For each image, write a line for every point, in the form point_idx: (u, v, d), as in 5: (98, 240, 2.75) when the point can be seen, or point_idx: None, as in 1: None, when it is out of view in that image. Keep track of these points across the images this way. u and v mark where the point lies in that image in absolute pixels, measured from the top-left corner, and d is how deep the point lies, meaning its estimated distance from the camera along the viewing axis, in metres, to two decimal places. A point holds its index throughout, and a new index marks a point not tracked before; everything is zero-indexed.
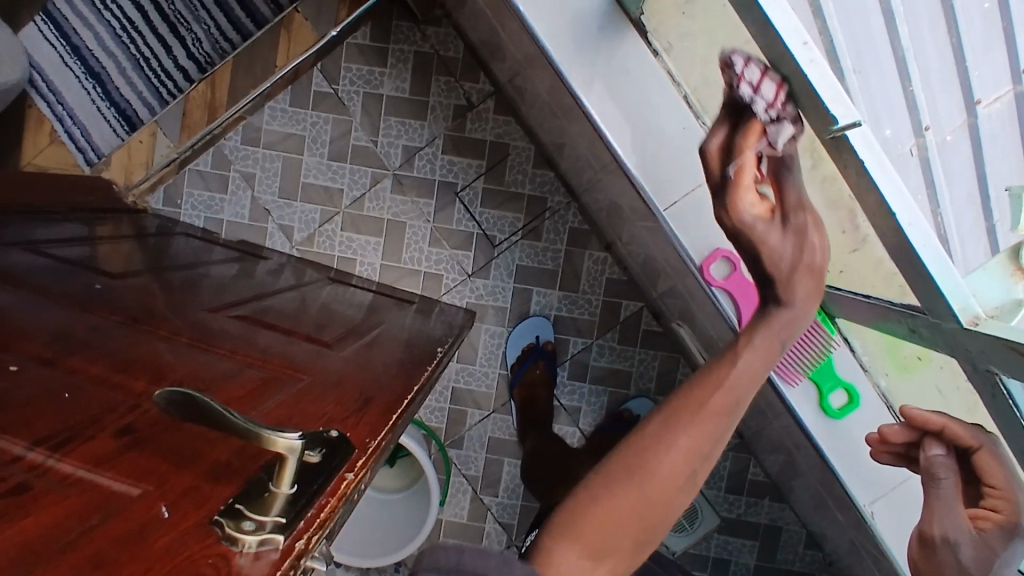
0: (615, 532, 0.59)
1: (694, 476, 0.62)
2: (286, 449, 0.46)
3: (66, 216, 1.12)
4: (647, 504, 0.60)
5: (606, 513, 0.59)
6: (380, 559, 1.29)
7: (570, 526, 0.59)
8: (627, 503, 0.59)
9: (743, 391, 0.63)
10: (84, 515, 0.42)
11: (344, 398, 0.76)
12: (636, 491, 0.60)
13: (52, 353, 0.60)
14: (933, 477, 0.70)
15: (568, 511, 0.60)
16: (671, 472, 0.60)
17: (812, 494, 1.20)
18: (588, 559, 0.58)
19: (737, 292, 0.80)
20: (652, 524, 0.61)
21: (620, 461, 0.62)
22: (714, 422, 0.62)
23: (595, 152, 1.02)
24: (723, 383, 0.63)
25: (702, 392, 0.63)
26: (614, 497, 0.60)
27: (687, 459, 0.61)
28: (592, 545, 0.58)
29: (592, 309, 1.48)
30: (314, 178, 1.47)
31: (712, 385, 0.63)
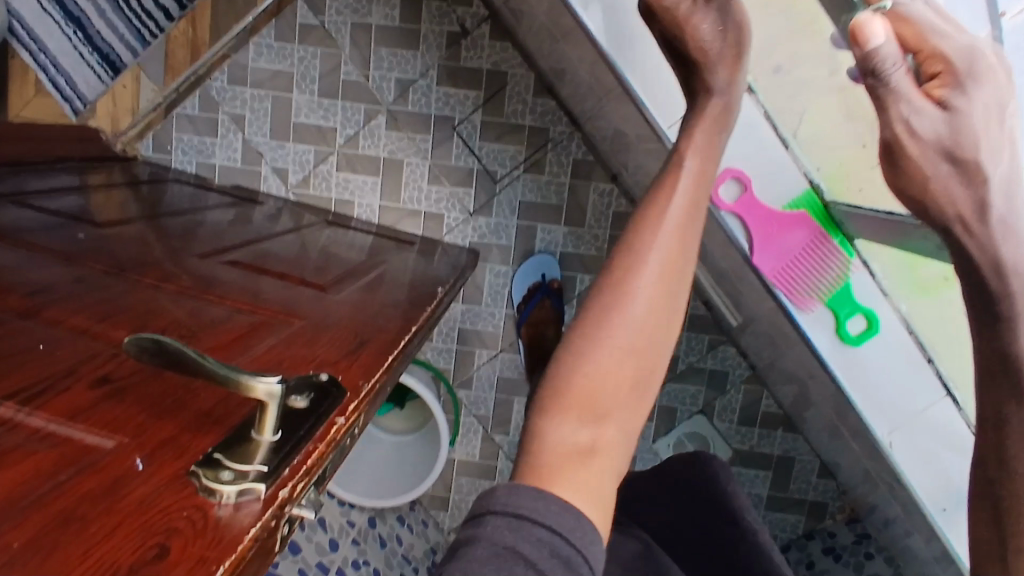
0: (604, 397, 0.62)
1: (665, 304, 0.67)
2: (266, 396, 0.43)
3: (53, 165, 1.08)
4: (630, 359, 0.64)
5: (588, 384, 0.62)
6: (394, 500, 1.30)
7: (551, 404, 0.62)
8: (604, 365, 0.63)
9: (684, 241, 0.68)
10: (54, 471, 0.39)
11: (339, 341, 0.73)
12: (615, 346, 0.64)
13: (28, 305, 0.57)
14: (877, 90, 0.59)
15: (551, 396, 0.62)
16: (641, 331, 0.65)
17: (826, 424, 1.19)
18: (586, 422, 0.61)
19: (745, 213, 0.74)
20: (644, 372, 0.65)
21: (588, 327, 0.65)
22: (659, 269, 0.66)
23: (597, 73, 0.95)
24: (656, 236, 0.67)
25: (631, 252, 0.67)
26: (585, 365, 0.63)
27: (649, 315, 0.65)
28: (585, 412, 0.61)
29: (598, 244, 1.44)
30: (305, 117, 1.41)
31: (653, 239, 0.67)
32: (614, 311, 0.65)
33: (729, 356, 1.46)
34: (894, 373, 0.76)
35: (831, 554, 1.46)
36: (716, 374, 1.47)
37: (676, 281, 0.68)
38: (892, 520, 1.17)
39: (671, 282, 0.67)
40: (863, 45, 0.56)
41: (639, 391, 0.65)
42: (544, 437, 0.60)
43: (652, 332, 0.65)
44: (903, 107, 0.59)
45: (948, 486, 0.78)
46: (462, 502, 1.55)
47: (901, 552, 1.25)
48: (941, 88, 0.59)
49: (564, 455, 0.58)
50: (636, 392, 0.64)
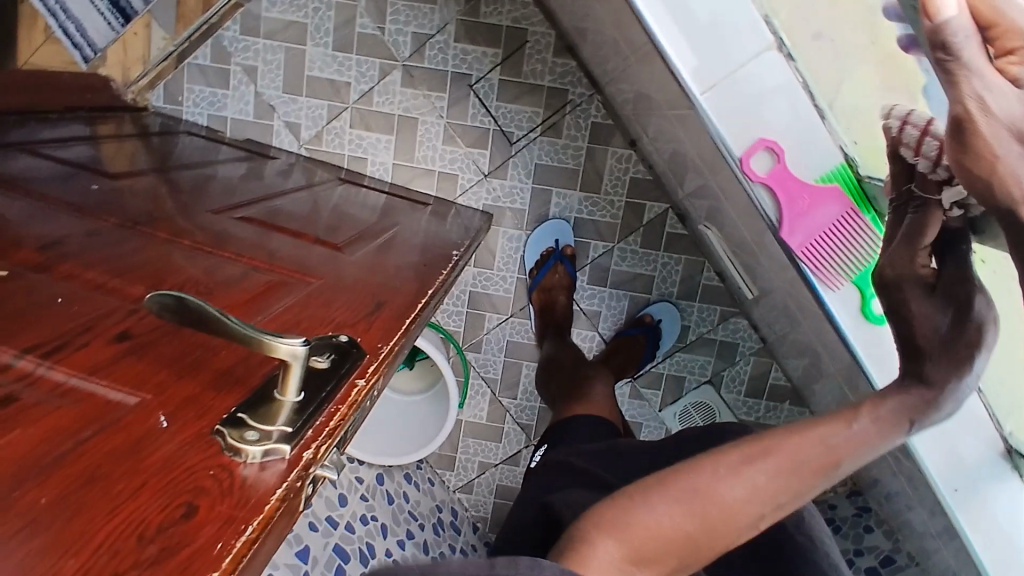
0: (666, 546, 0.59)
1: (754, 519, 0.63)
2: (289, 356, 0.43)
3: (65, 114, 1.06)
4: (702, 522, 0.60)
5: (666, 526, 0.60)
6: (403, 457, 1.32)
7: (612, 524, 0.59)
8: (687, 520, 0.60)
9: (846, 456, 0.65)
10: (78, 427, 0.39)
11: (356, 303, 0.72)
12: (705, 505, 0.61)
13: (45, 258, 0.56)
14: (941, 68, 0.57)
15: (611, 515, 0.60)
16: (737, 512, 0.62)
17: (834, 398, 1.19)
18: (629, 561, 0.58)
19: (778, 186, 0.72)
20: (700, 546, 0.61)
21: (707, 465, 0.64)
22: (808, 470, 0.64)
23: (624, 31, 0.92)
24: (822, 435, 0.65)
25: (789, 441, 0.65)
26: (660, 511, 0.60)
27: (750, 495, 0.62)
28: (636, 554, 0.58)
29: (614, 211, 1.42)
30: (319, 71, 1.37)
31: (816, 435, 0.65)
32: (728, 469, 0.63)
33: (739, 327, 1.46)
34: None
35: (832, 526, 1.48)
36: (726, 344, 1.48)
37: (803, 490, 0.64)
38: (895, 493, 1.18)
39: (792, 489, 0.63)
40: (927, 14, 0.55)
41: (685, 557, 0.61)
42: (590, 552, 0.57)
43: (743, 507, 0.62)
44: (975, 83, 0.49)
45: (961, 469, 0.79)
46: (468, 462, 1.57)
47: (901, 525, 1.26)
48: (1017, 64, 0.49)
49: (607, 573, 0.56)
50: (687, 555, 0.61)
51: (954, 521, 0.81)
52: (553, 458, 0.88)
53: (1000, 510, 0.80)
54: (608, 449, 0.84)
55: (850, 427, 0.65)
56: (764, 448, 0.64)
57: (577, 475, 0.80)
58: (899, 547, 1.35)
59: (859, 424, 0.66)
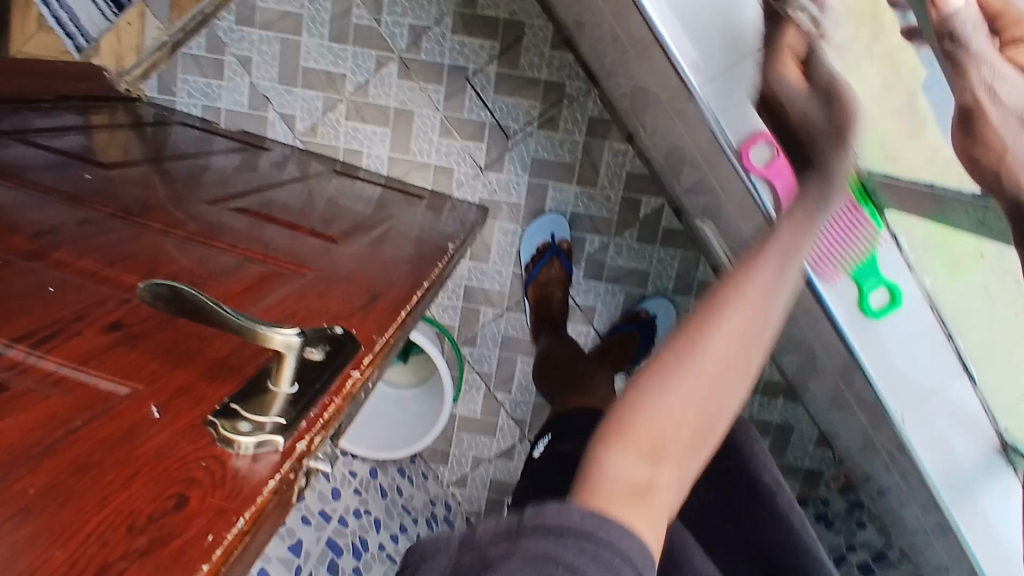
0: (672, 435, 0.55)
1: (743, 368, 0.57)
2: (283, 347, 0.42)
3: (58, 103, 1.05)
4: (701, 398, 0.56)
5: (659, 416, 0.55)
6: (398, 451, 1.32)
7: (619, 433, 0.55)
8: (677, 399, 0.55)
9: (775, 280, 0.58)
10: (69, 416, 0.38)
11: (352, 295, 0.71)
12: (688, 382, 0.56)
13: (37, 246, 0.55)
14: (953, 57, 0.53)
15: (616, 424, 0.56)
16: (717, 372, 0.56)
17: (828, 394, 1.19)
18: (643, 460, 0.53)
19: (778, 179, 0.72)
20: (708, 424, 0.56)
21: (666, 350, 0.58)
22: (758, 297, 0.58)
23: (623, 23, 0.92)
24: (759, 269, 0.59)
25: (729, 290, 0.58)
26: (653, 402, 0.55)
27: (728, 355, 0.56)
28: (645, 447, 0.54)
29: (610, 206, 1.42)
30: (314, 62, 1.36)
31: (749, 271, 0.59)
32: (691, 340, 0.57)
33: None
34: (912, 350, 0.77)
35: (823, 521, 1.49)
36: None
37: (767, 318, 0.58)
38: (887, 489, 1.18)
39: (760, 322, 0.58)
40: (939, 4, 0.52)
41: (699, 442, 0.56)
42: (604, 466, 0.53)
43: (729, 367, 0.56)
44: (985, 73, 0.50)
45: (954, 467, 0.80)
46: (462, 457, 1.57)
47: (892, 519, 1.27)
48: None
49: (624, 485, 0.52)
50: (699, 437, 0.56)
51: (949, 515, 0.83)
52: (548, 452, 0.88)
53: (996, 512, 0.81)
54: None
55: (780, 260, 0.59)
56: (714, 301, 0.58)
57: (573, 470, 0.79)
58: (890, 543, 1.38)
59: (789, 224, 0.61)
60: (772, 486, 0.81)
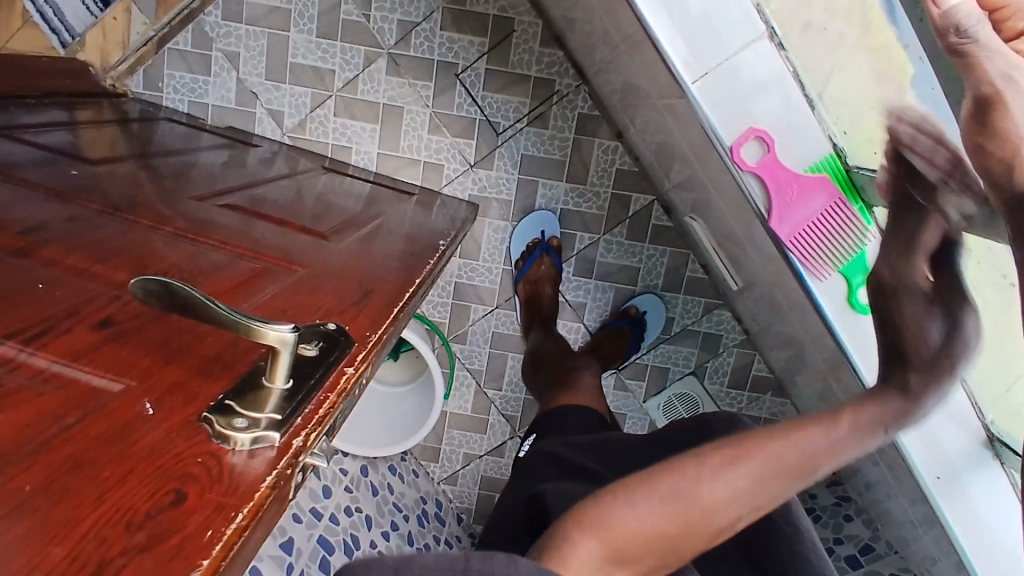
0: (649, 547, 0.59)
1: (734, 519, 0.63)
2: (277, 343, 0.42)
3: (44, 99, 1.04)
4: (686, 526, 0.60)
5: (646, 526, 0.59)
6: (390, 448, 1.31)
7: (593, 521, 0.58)
8: (667, 518, 0.59)
9: (818, 462, 0.65)
10: (61, 414, 0.38)
11: (343, 291, 0.71)
12: (688, 506, 0.60)
13: (27, 243, 0.55)
14: (961, 51, 0.56)
15: (592, 510, 0.59)
16: (721, 510, 0.61)
17: (815, 389, 1.20)
18: (608, 560, 0.56)
19: (768, 175, 0.72)
20: (680, 545, 0.60)
21: (692, 461, 0.63)
22: (780, 474, 0.63)
23: (613, 19, 0.92)
24: (802, 442, 0.64)
25: (767, 442, 0.64)
26: (639, 509, 0.59)
27: (732, 501, 0.62)
28: (617, 553, 0.57)
29: (599, 202, 1.42)
30: (302, 57, 1.35)
31: (797, 439, 0.64)
32: (708, 472, 0.62)
33: (723, 319, 1.48)
34: None
35: (810, 515, 1.50)
36: (710, 336, 1.49)
37: (780, 491, 0.64)
38: (874, 482, 1.20)
39: (771, 490, 0.64)
40: None
41: (666, 553, 0.60)
42: (573, 546, 0.56)
43: (724, 512, 0.62)
44: None
45: (941, 458, 0.82)
46: (452, 454, 1.57)
47: (879, 512, 1.29)
48: None
49: (588, 573, 0.55)
50: (666, 555, 0.60)
51: (936, 505, 0.84)
52: (540, 448, 0.88)
53: (981, 503, 0.83)
54: (595, 440, 0.84)
55: (830, 435, 0.65)
56: (747, 450, 0.64)
57: (566, 466, 0.79)
58: (877, 535, 1.37)
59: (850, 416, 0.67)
60: None
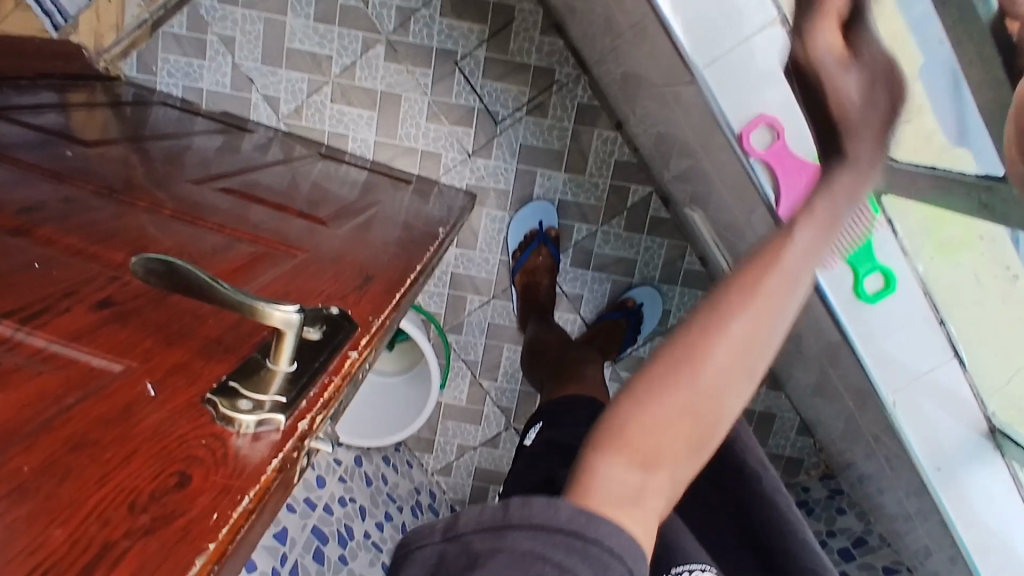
0: (667, 442, 0.53)
1: (753, 369, 0.55)
2: (283, 324, 0.41)
3: (36, 80, 1.01)
4: (698, 406, 0.53)
5: (655, 424, 0.53)
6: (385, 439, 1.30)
7: (612, 441, 0.53)
8: (674, 408, 0.53)
9: (801, 271, 0.56)
10: (61, 394, 0.37)
11: (344, 276, 0.70)
12: (691, 389, 0.53)
13: (22, 222, 0.53)
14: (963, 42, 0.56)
15: (608, 428, 0.54)
16: (728, 372, 0.54)
17: (811, 382, 1.20)
18: (638, 469, 0.52)
19: (777, 162, 0.72)
20: (707, 430, 0.54)
21: (673, 352, 0.55)
22: (772, 307, 0.55)
23: (617, 8, 0.91)
24: (777, 265, 0.55)
25: (744, 282, 0.55)
26: (647, 409, 0.53)
27: (735, 356, 0.54)
28: (642, 455, 0.52)
29: (598, 194, 1.41)
30: (299, 42, 1.33)
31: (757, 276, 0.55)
32: (694, 340, 0.55)
33: None
34: (904, 334, 0.78)
35: (803, 508, 1.51)
36: None
37: (775, 319, 0.55)
38: (867, 475, 1.20)
39: (765, 328, 0.55)
40: None
41: (697, 444, 0.54)
42: (592, 477, 0.51)
43: (734, 375, 0.54)
44: None
45: (939, 447, 0.83)
46: (447, 445, 1.56)
47: (872, 506, 1.30)
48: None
49: (619, 498, 0.51)
50: (695, 444, 0.54)
51: (934, 494, 0.85)
52: (540, 439, 0.88)
53: (978, 494, 0.84)
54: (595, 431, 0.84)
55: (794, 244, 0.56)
56: (724, 298, 0.55)
57: (567, 456, 0.79)
58: (870, 528, 1.36)
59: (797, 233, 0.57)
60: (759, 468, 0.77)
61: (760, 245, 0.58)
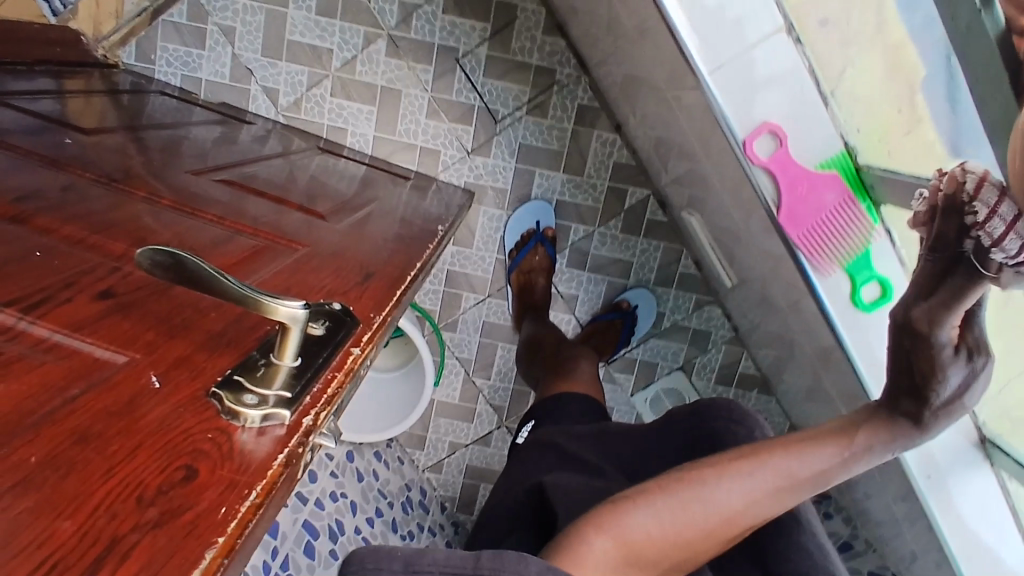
0: (653, 548, 0.63)
1: (738, 528, 0.67)
2: (288, 319, 0.41)
3: (33, 66, 1.00)
4: (688, 528, 0.64)
5: (653, 533, 0.63)
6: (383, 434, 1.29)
7: (610, 525, 0.62)
8: (683, 532, 0.64)
9: (810, 480, 0.68)
10: (64, 385, 0.37)
11: (345, 272, 0.70)
12: (694, 516, 0.64)
13: (21, 211, 0.52)
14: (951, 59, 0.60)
15: (615, 515, 0.63)
16: (720, 520, 0.65)
17: (802, 386, 1.21)
18: (619, 556, 0.61)
19: (780, 170, 0.73)
20: (682, 550, 0.65)
21: (693, 480, 0.66)
22: (778, 489, 0.67)
23: (620, 10, 0.92)
24: (810, 457, 0.67)
25: (779, 454, 0.67)
26: (655, 520, 0.63)
27: (735, 512, 0.66)
28: (626, 553, 0.62)
29: (596, 195, 1.42)
30: (300, 35, 1.32)
31: (801, 456, 0.67)
32: (715, 476, 0.66)
33: (713, 315, 1.49)
34: None
35: None
36: (700, 332, 1.50)
37: (775, 502, 0.67)
38: (854, 480, 1.22)
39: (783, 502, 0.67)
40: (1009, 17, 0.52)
41: (670, 557, 0.64)
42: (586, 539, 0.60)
43: (725, 525, 0.66)
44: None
45: (930, 457, 0.85)
46: (438, 442, 1.56)
47: (859, 510, 1.31)
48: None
49: (598, 569, 0.60)
50: (667, 558, 0.64)
51: (925, 503, 0.87)
52: (536, 437, 0.88)
53: (969, 501, 0.86)
54: (590, 432, 0.84)
55: (843, 454, 0.68)
56: (753, 456, 0.67)
57: (565, 457, 0.79)
58: (856, 533, 1.39)
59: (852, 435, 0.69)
60: None
61: (797, 431, 0.70)
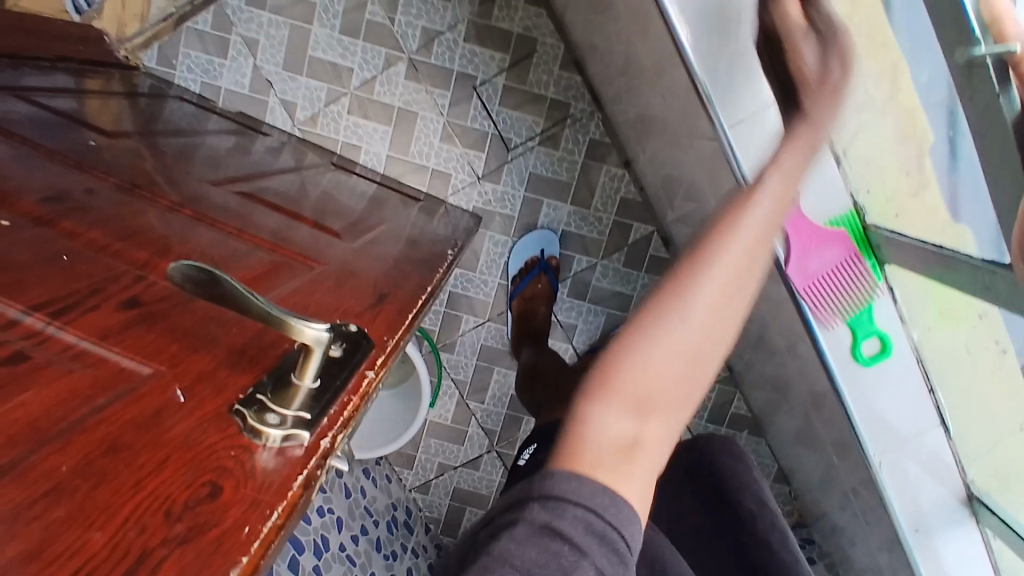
0: (661, 392, 0.49)
1: (733, 308, 0.52)
2: (312, 341, 0.42)
3: (55, 64, 1.02)
4: (685, 349, 0.50)
5: (644, 375, 0.49)
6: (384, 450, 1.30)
7: (601, 397, 0.49)
8: (679, 353, 0.50)
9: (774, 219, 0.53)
10: (93, 394, 0.37)
11: (360, 292, 0.71)
12: (684, 334, 0.50)
13: (47, 213, 0.53)
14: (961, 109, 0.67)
15: (599, 383, 0.50)
16: (712, 313, 0.50)
17: (793, 431, 1.22)
18: (630, 420, 0.49)
19: (791, 226, 0.76)
20: (701, 372, 0.51)
21: (654, 308, 0.51)
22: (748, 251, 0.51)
23: (639, 53, 0.94)
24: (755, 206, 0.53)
25: (722, 233, 0.52)
26: (642, 363, 0.49)
27: (721, 298, 0.51)
28: (637, 408, 0.49)
29: (601, 228, 1.44)
30: (322, 52, 1.35)
31: (750, 205, 0.53)
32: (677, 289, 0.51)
33: None
34: (896, 398, 0.82)
35: None
36: None
37: (751, 263, 0.52)
38: (839, 527, 1.23)
39: (749, 259, 0.52)
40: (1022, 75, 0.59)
41: (694, 394, 0.51)
42: (586, 425, 0.49)
43: (722, 311, 0.51)
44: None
45: (919, 511, 0.86)
46: (427, 462, 1.56)
47: (843, 557, 1.32)
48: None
49: (612, 449, 0.48)
50: (693, 390, 0.51)
51: (910, 554, 0.87)
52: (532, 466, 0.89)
53: (953, 558, 0.87)
54: None
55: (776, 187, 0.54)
56: (706, 248, 0.52)
57: None
58: None
59: (781, 169, 0.56)
60: (755, 508, 0.82)
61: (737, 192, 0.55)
